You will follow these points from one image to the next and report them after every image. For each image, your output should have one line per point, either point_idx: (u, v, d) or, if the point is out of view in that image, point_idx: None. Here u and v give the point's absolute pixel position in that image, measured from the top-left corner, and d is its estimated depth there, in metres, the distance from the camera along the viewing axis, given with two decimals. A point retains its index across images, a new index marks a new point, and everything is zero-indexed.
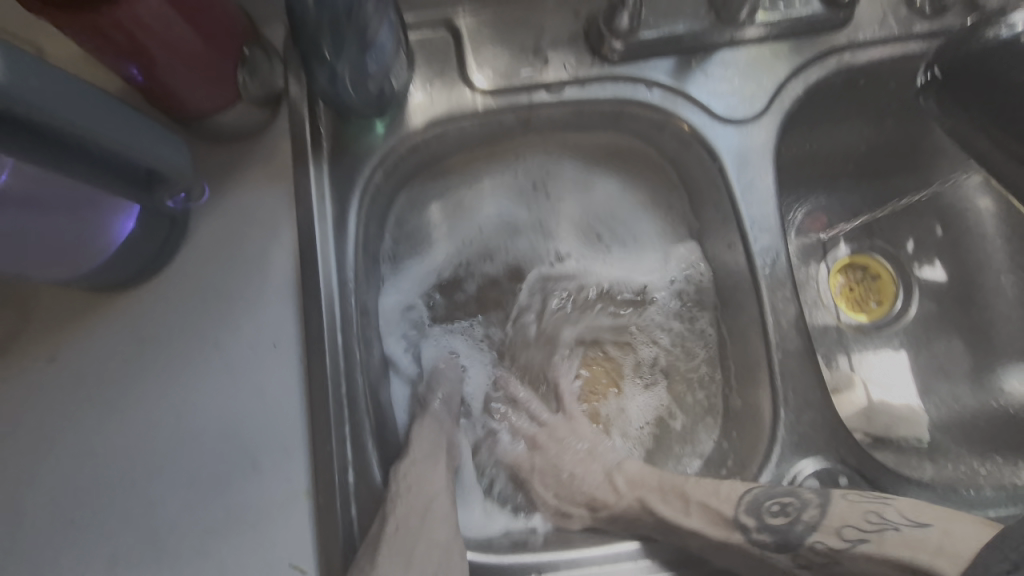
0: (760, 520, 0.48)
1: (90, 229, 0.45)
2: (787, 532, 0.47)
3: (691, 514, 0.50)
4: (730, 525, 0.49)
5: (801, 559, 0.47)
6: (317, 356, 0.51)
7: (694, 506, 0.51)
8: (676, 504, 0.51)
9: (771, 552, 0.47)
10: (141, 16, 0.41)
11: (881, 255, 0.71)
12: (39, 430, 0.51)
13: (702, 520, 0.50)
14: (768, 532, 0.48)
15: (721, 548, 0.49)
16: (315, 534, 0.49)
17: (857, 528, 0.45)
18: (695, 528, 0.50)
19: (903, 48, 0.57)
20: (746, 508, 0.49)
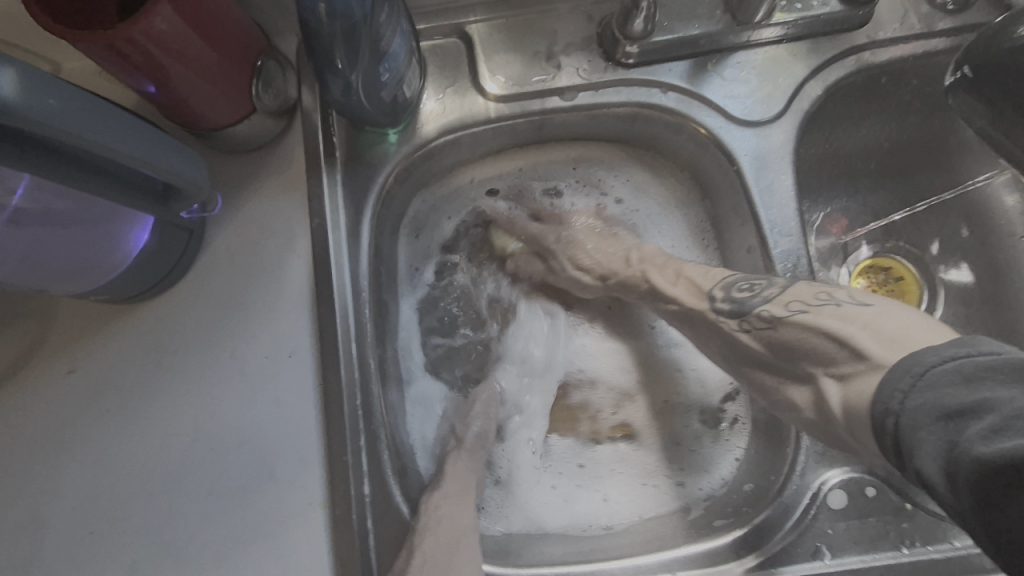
0: (726, 295, 0.48)
1: (105, 244, 0.45)
2: (744, 303, 0.47)
3: (679, 284, 0.53)
4: (704, 294, 0.50)
5: (748, 324, 0.46)
6: (333, 367, 0.51)
7: (683, 278, 0.53)
8: (668, 276, 0.54)
9: (724, 318, 0.48)
10: (156, 33, 0.40)
11: (906, 257, 0.68)
12: (60, 443, 0.51)
13: (684, 287, 0.52)
14: (728, 302, 0.48)
15: (690, 313, 0.51)
16: (332, 546, 0.48)
17: (806, 302, 0.44)
18: (677, 295, 0.53)
19: (926, 46, 0.56)
20: (722, 285, 0.50)
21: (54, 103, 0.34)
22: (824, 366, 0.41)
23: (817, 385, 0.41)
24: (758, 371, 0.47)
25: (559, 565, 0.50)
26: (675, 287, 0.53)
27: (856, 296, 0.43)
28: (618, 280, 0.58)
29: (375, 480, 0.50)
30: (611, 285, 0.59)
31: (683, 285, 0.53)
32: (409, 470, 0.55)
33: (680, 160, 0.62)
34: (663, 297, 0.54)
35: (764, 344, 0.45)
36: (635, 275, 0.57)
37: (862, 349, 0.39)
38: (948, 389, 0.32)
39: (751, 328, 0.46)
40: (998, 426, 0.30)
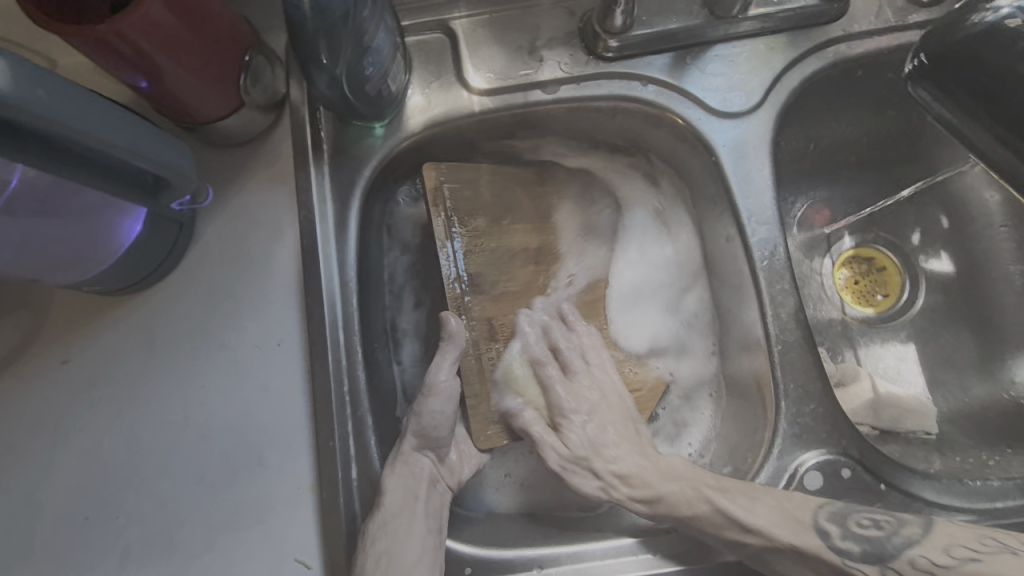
0: (847, 530, 0.46)
1: (97, 235, 0.46)
2: (881, 545, 0.45)
3: (763, 514, 0.47)
4: (811, 528, 0.46)
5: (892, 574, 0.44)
6: (320, 355, 0.52)
7: (762, 500, 0.48)
8: (742, 502, 0.48)
9: (855, 563, 0.45)
10: (144, 26, 0.42)
11: (885, 246, 0.70)
12: (53, 429, 0.52)
13: (786, 528, 0.46)
14: (858, 540, 0.46)
15: (781, 549, 0.47)
16: (320, 528, 0.49)
17: (969, 546, 0.43)
18: (760, 526, 0.47)
19: (900, 39, 0.57)
20: (837, 513, 0.47)
21: (42, 93, 0.35)
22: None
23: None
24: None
25: (542, 546, 0.51)
26: (756, 517, 0.47)
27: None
28: (668, 501, 0.51)
29: (362, 466, 0.51)
30: (657, 511, 0.51)
31: (762, 513, 0.47)
32: None
33: (661, 155, 0.64)
34: (742, 528, 0.47)
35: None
36: (686, 494, 0.50)
37: None
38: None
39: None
40: None
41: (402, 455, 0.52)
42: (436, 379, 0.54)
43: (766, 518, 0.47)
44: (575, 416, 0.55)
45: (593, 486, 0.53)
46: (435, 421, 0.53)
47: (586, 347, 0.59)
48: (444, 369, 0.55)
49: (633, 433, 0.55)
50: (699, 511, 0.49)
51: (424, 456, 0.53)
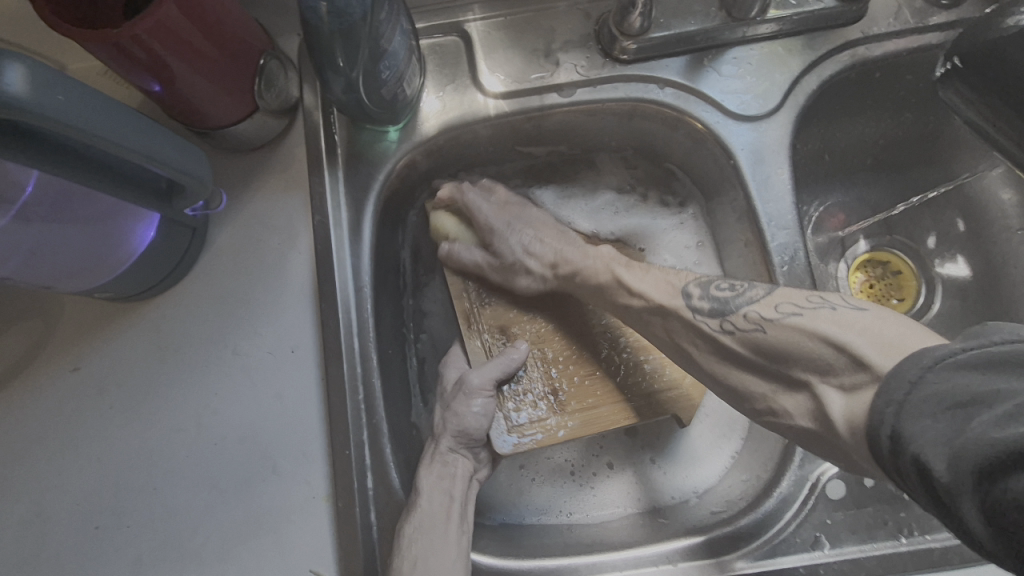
0: (705, 294, 0.47)
1: (109, 241, 0.46)
2: (728, 302, 0.45)
3: (647, 280, 0.51)
4: (677, 292, 0.49)
5: (730, 325, 0.44)
6: (335, 362, 0.51)
7: (652, 270, 0.52)
8: (638, 272, 0.52)
9: (705, 318, 0.46)
10: (158, 29, 0.41)
11: (901, 250, 0.69)
12: (65, 438, 0.52)
13: (664, 291, 0.50)
14: (711, 301, 0.46)
15: (661, 312, 0.49)
16: (336, 538, 0.49)
17: (799, 304, 0.41)
18: (644, 290, 0.51)
19: (919, 40, 0.57)
20: (699, 283, 0.48)
21: (61, 99, 0.34)
22: (824, 373, 0.38)
23: (815, 394, 0.38)
24: (739, 375, 0.44)
25: (561, 557, 0.51)
26: (642, 282, 0.51)
27: (848, 300, 0.41)
28: (582, 274, 0.55)
29: (378, 474, 0.51)
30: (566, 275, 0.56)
31: (648, 281, 0.51)
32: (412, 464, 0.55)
33: (677, 160, 0.63)
34: (630, 291, 0.52)
35: (748, 346, 0.43)
36: (597, 267, 0.54)
37: (860, 355, 0.36)
38: (939, 416, 0.29)
39: (735, 329, 0.44)
40: (1006, 416, 0.27)
41: (438, 456, 0.51)
42: (474, 384, 0.53)
43: (650, 285, 0.51)
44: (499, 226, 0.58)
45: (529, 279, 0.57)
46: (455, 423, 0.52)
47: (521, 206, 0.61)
48: (484, 375, 0.53)
49: (557, 232, 0.59)
50: (603, 280, 0.54)
51: (454, 452, 0.52)
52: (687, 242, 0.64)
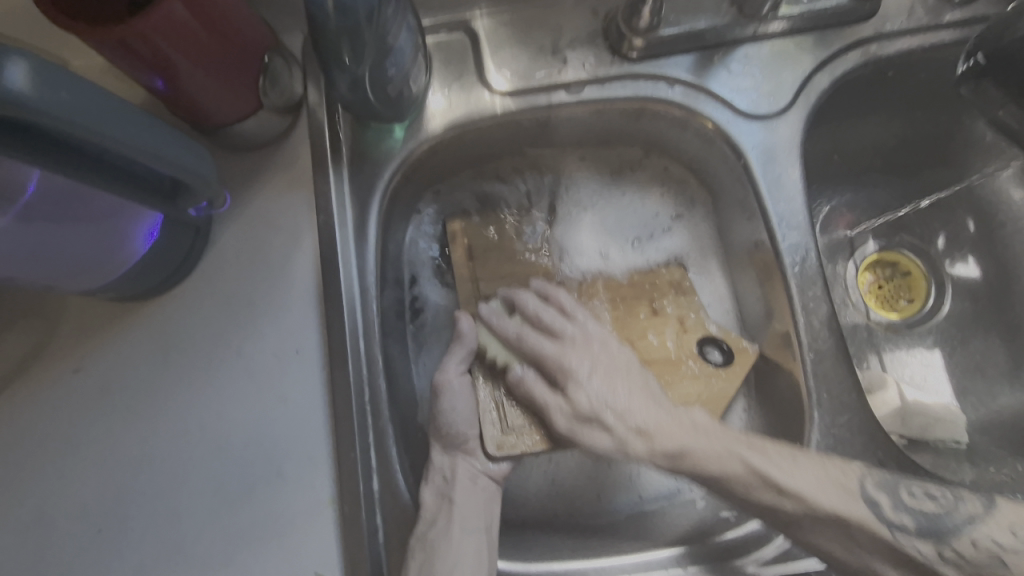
0: (909, 514, 0.44)
1: (113, 241, 0.45)
2: (937, 521, 0.44)
3: (797, 475, 0.45)
4: (858, 497, 0.45)
5: (949, 552, 0.43)
6: (340, 364, 0.51)
7: (801, 462, 0.46)
8: (784, 465, 0.46)
9: (908, 537, 0.44)
10: (164, 26, 0.40)
11: (911, 251, 0.69)
12: (65, 438, 0.51)
13: (830, 493, 0.45)
14: (916, 521, 0.44)
15: (823, 516, 0.44)
16: (341, 542, 0.48)
17: None
18: (800, 488, 0.45)
19: (933, 38, 0.56)
20: (877, 479, 0.46)
21: (65, 96, 0.33)
22: None
23: None
24: None
25: (570, 561, 0.51)
26: (793, 479, 0.45)
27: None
28: (694, 455, 0.48)
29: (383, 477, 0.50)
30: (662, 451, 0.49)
31: (801, 477, 0.45)
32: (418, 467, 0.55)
33: (684, 158, 0.63)
34: (776, 488, 0.45)
35: (958, 568, 0.42)
36: (716, 450, 0.48)
37: None
38: None
39: (949, 557, 0.43)
40: None
41: (433, 463, 0.52)
42: (442, 376, 0.54)
43: (804, 482, 0.45)
44: (576, 372, 0.52)
45: (580, 399, 0.51)
46: (453, 420, 0.52)
47: (591, 333, 0.55)
48: (451, 366, 0.54)
49: (644, 387, 0.52)
50: (731, 471, 0.47)
51: (458, 458, 0.52)
52: (664, 214, 0.64)
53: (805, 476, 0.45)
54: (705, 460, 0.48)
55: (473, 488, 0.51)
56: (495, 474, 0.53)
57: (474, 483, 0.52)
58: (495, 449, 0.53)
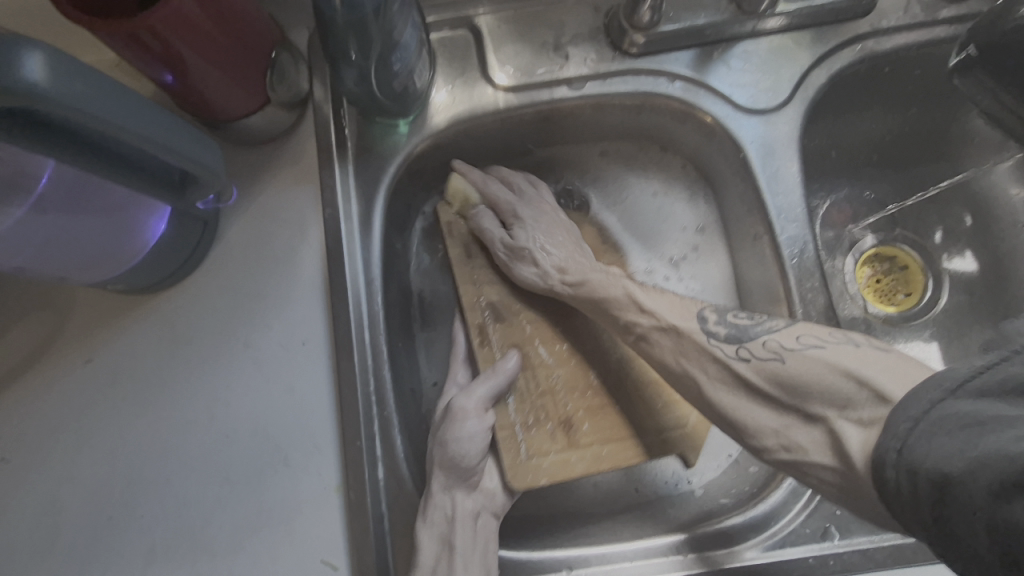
0: (723, 321, 0.47)
1: (123, 232, 0.46)
2: (745, 330, 0.45)
3: (659, 300, 0.50)
4: (693, 315, 0.48)
5: (744, 352, 0.44)
6: (345, 354, 0.52)
7: (666, 294, 0.51)
8: (654, 293, 0.51)
9: (722, 345, 0.45)
10: (175, 20, 0.41)
11: (910, 245, 0.69)
12: (79, 429, 0.52)
13: (677, 313, 0.48)
14: (726, 330, 0.46)
15: (668, 331, 0.48)
16: (348, 529, 0.49)
17: (821, 337, 0.42)
18: (655, 308, 0.49)
19: (929, 34, 0.57)
20: (714, 309, 0.48)
21: (80, 88, 0.34)
22: (840, 406, 0.38)
23: (829, 427, 0.38)
24: (746, 407, 0.43)
25: (572, 549, 0.51)
26: (655, 303, 0.49)
27: (876, 342, 0.42)
28: (591, 285, 0.53)
29: (389, 465, 0.51)
30: (581, 293, 0.53)
31: (662, 303, 0.49)
32: (422, 456, 0.55)
33: (685, 154, 0.64)
34: (639, 309, 0.49)
35: (765, 378, 0.42)
36: (610, 280, 0.52)
37: (879, 387, 0.37)
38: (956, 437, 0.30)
39: (752, 357, 0.43)
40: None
41: (432, 499, 0.48)
42: (462, 407, 0.50)
43: (663, 307, 0.49)
44: (522, 219, 0.57)
45: (532, 272, 0.55)
46: (465, 450, 0.49)
47: (537, 199, 0.60)
48: (473, 398, 0.51)
49: (576, 245, 0.57)
50: (611, 294, 0.51)
51: (456, 493, 0.49)
52: (689, 226, 0.64)
53: (660, 305, 0.49)
54: (600, 284, 0.52)
55: (474, 527, 0.49)
56: (497, 508, 0.51)
57: (475, 522, 0.49)
58: (519, 483, 0.51)
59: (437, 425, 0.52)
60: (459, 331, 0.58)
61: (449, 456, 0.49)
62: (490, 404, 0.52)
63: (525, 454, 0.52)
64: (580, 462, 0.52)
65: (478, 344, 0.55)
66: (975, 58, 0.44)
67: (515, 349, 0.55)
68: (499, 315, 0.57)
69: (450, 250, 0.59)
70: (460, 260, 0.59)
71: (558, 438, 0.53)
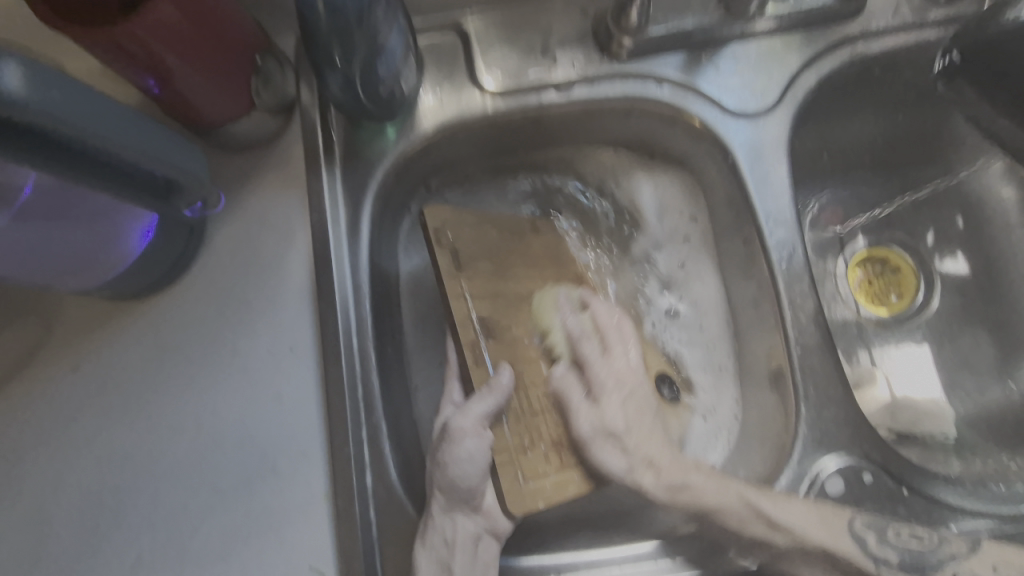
0: (882, 539, 0.47)
1: (108, 241, 0.46)
2: (920, 555, 0.47)
3: (797, 513, 0.47)
4: (846, 535, 0.47)
5: None
6: (333, 361, 0.51)
7: (798, 500, 0.48)
8: (775, 500, 0.48)
9: (891, 573, 0.46)
10: (157, 27, 0.41)
11: (900, 248, 0.69)
12: (64, 435, 0.52)
13: (814, 517, 0.47)
14: (903, 559, 0.46)
15: (812, 549, 0.47)
16: (335, 536, 0.49)
17: (1018, 566, 0.45)
18: (790, 523, 0.47)
19: (918, 36, 0.56)
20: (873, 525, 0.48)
21: (59, 96, 0.34)
22: None
23: None
24: None
25: (560, 554, 0.51)
26: (786, 515, 0.47)
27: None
28: (703, 502, 0.48)
29: (377, 472, 0.51)
30: (679, 502, 0.49)
31: (795, 514, 0.47)
32: (412, 462, 0.55)
33: (674, 156, 0.63)
34: (769, 523, 0.47)
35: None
36: (731, 502, 0.48)
37: None
38: None
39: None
40: None
41: (432, 522, 0.48)
42: (459, 427, 0.48)
43: (801, 519, 0.47)
44: (602, 392, 0.52)
45: (615, 461, 0.50)
46: (461, 472, 0.48)
47: (616, 365, 0.54)
48: (469, 416, 0.49)
49: (640, 404, 0.53)
50: (726, 505, 0.48)
51: (457, 516, 0.48)
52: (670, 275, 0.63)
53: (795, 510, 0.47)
54: (712, 499, 0.48)
55: (474, 551, 0.48)
56: (500, 532, 0.49)
57: (475, 548, 0.48)
58: (518, 509, 0.48)
59: (435, 444, 0.50)
60: (451, 347, 0.55)
61: (448, 480, 0.48)
62: (487, 423, 0.50)
63: (524, 479, 0.49)
64: (577, 480, 0.50)
65: (471, 366, 0.52)
66: (956, 65, 0.42)
67: (507, 363, 0.53)
68: (489, 330, 0.54)
69: (438, 259, 0.55)
70: (447, 270, 0.54)
71: (551, 459, 0.51)
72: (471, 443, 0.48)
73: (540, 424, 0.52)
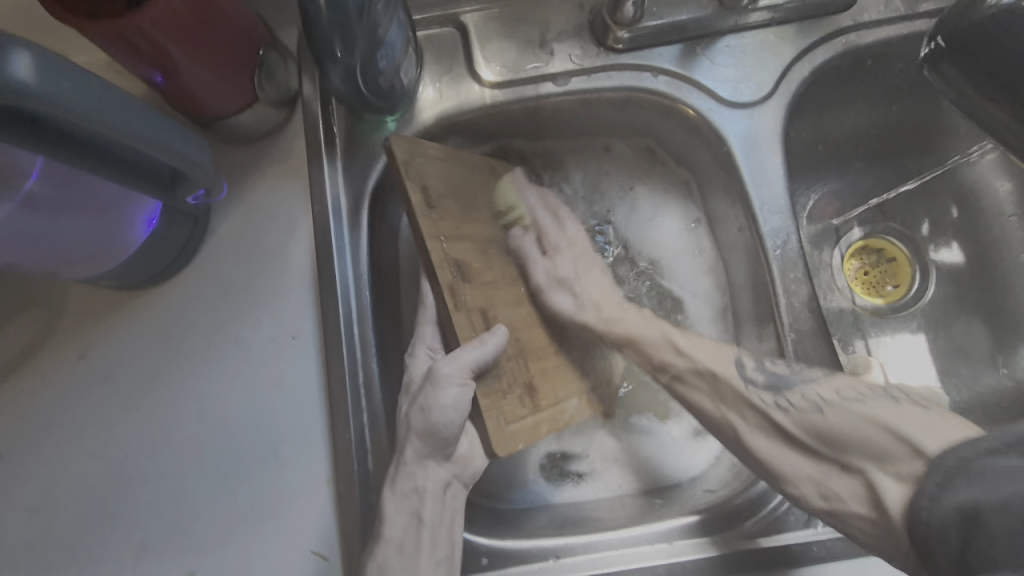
0: (760, 365, 0.50)
1: (113, 228, 0.47)
2: (781, 377, 0.49)
3: (698, 345, 0.53)
4: (729, 360, 0.51)
5: (784, 400, 0.48)
6: (335, 350, 0.52)
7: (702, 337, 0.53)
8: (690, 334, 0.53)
9: (757, 391, 0.49)
10: (162, 19, 0.42)
11: (896, 237, 0.70)
12: (71, 423, 0.52)
13: (713, 356, 0.52)
14: (760, 371, 0.50)
15: (702, 373, 0.51)
16: (338, 520, 0.49)
17: (860, 389, 0.46)
18: (690, 351, 0.52)
19: (910, 28, 0.57)
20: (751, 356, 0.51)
21: (67, 85, 0.35)
22: (877, 460, 0.42)
23: (867, 480, 0.42)
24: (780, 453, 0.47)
25: (559, 538, 0.52)
26: (694, 348, 0.52)
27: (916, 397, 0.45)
28: (635, 338, 0.54)
29: (378, 458, 0.52)
30: (618, 337, 0.54)
31: (703, 349, 0.52)
32: None
33: (669, 147, 0.64)
34: (675, 351, 0.52)
35: (801, 426, 0.47)
36: (653, 334, 0.54)
37: (915, 443, 0.41)
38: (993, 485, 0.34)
39: (788, 407, 0.48)
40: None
41: (404, 467, 0.49)
42: (446, 374, 0.47)
43: (706, 354, 0.52)
44: (557, 248, 0.57)
45: (568, 301, 0.55)
46: (438, 421, 0.48)
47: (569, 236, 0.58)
48: (457, 364, 0.47)
49: (590, 260, 0.58)
50: (648, 334, 0.54)
51: (430, 465, 0.50)
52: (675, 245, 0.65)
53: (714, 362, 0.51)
54: (637, 329, 0.54)
55: (443, 498, 0.50)
56: (466, 478, 0.51)
57: (444, 494, 0.50)
58: (501, 449, 0.47)
59: (417, 386, 0.51)
60: (428, 290, 0.54)
61: (432, 423, 0.48)
62: (473, 373, 0.48)
63: (505, 421, 0.48)
64: (552, 418, 0.50)
65: (451, 309, 0.48)
66: (944, 50, 0.42)
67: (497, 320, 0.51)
68: (465, 274, 0.50)
69: (410, 195, 0.49)
70: (421, 209, 0.49)
71: (525, 402, 0.50)
72: (454, 391, 0.48)
73: (517, 370, 0.50)
